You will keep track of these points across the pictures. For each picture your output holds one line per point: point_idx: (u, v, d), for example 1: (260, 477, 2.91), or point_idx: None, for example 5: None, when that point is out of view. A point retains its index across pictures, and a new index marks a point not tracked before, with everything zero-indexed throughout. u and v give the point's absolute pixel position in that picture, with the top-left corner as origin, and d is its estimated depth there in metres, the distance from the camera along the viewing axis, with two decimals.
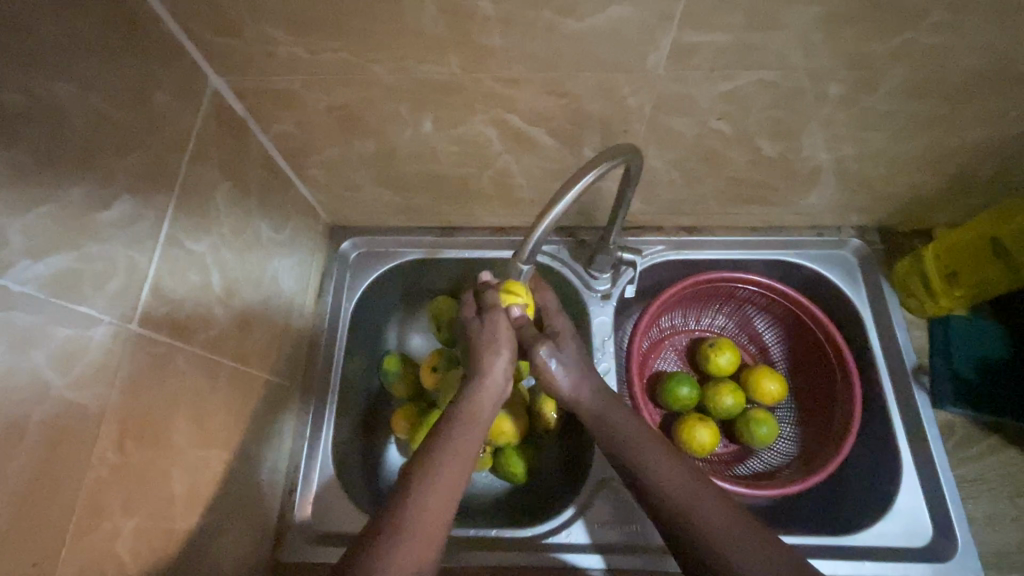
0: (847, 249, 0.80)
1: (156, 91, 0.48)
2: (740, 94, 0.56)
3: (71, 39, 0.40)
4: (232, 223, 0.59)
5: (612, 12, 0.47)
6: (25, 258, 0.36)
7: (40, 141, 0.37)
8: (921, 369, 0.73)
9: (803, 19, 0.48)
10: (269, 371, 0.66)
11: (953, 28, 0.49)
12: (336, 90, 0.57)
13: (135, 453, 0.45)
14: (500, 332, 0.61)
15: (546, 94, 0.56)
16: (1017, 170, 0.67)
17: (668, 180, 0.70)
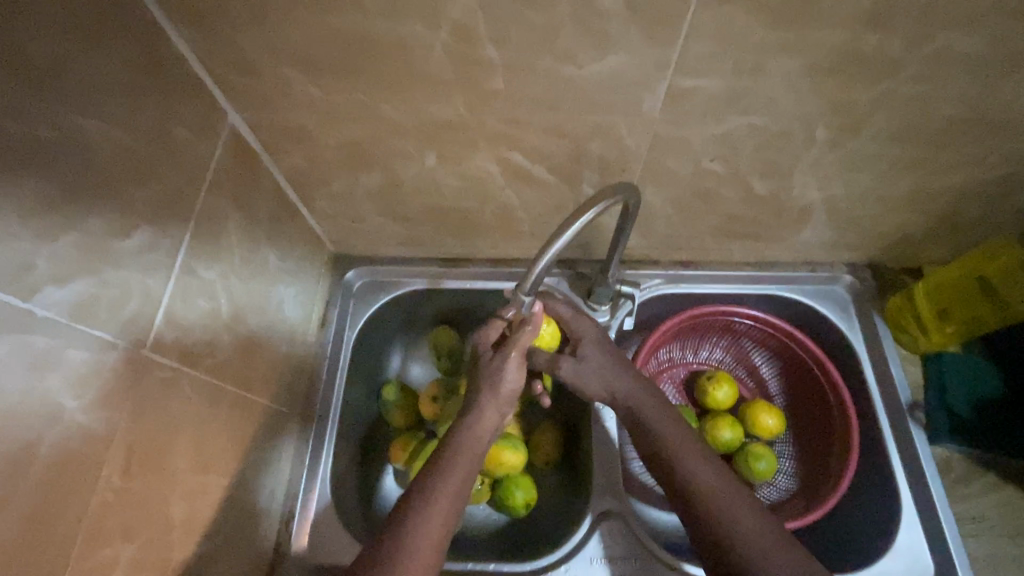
0: (840, 284, 0.82)
1: (178, 127, 0.51)
2: (731, 137, 0.59)
3: (105, 79, 0.42)
4: (242, 251, 0.61)
5: (608, 61, 0.51)
6: (49, 282, 0.38)
7: (72, 173, 0.39)
8: (917, 405, 0.73)
9: (789, 69, 0.51)
10: (271, 398, 0.67)
11: (930, 79, 0.52)
12: (348, 127, 0.60)
13: (139, 477, 0.45)
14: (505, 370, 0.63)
15: (547, 134, 0.59)
16: (999, 210, 0.69)
17: (664, 216, 0.73)
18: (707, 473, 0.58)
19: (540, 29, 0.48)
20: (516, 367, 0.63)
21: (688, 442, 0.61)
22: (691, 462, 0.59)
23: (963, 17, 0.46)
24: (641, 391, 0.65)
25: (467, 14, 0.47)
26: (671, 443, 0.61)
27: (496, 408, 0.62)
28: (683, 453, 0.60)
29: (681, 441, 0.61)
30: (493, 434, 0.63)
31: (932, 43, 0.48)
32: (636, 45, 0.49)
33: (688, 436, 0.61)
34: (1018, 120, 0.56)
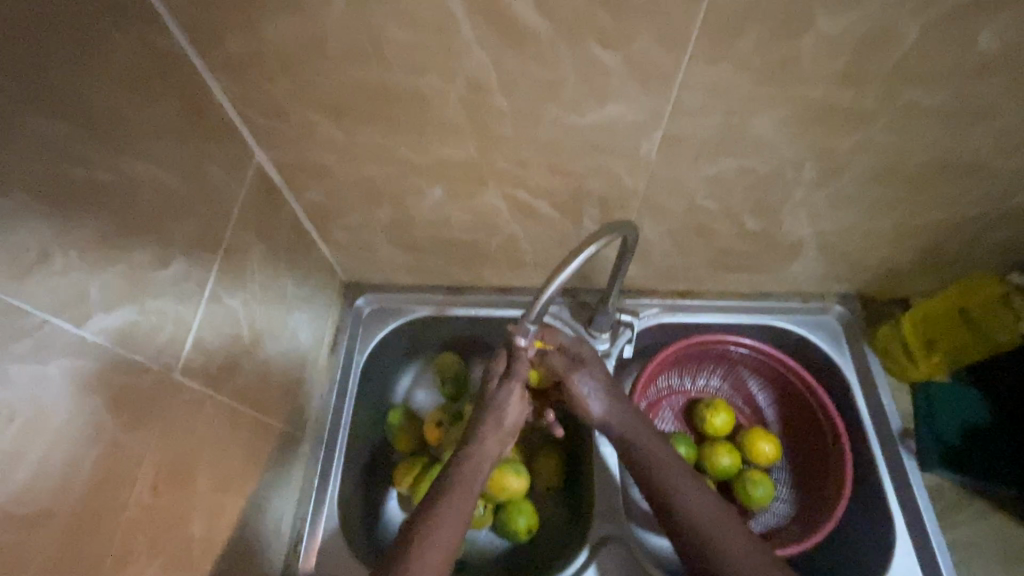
0: (831, 315, 0.85)
1: (212, 167, 0.55)
2: (723, 178, 0.63)
3: (155, 128, 0.47)
4: (263, 280, 0.65)
5: (607, 110, 0.55)
6: (98, 311, 0.42)
7: (121, 212, 0.43)
8: (908, 434, 0.75)
9: (774, 120, 0.55)
10: (283, 420, 0.69)
11: (903, 129, 0.56)
12: (366, 166, 0.64)
13: (165, 493, 0.48)
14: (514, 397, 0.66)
15: (551, 173, 0.63)
16: (978, 246, 0.73)
17: (661, 249, 0.77)
18: (696, 495, 0.61)
19: (546, 83, 0.53)
20: (517, 398, 0.66)
21: (684, 473, 0.63)
22: (680, 484, 0.62)
23: (930, 76, 0.51)
24: (634, 418, 0.67)
25: (480, 70, 0.52)
26: (662, 465, 0.64)
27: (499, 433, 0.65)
28: (672, 474, 0.63)
29: (674, 471, 0.63)
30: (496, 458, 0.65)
31: (902, 98, 0.53)
32: (634, 97, 0.54)
33: (679, 464, 0.64)
34: (987, 165, 0.61)
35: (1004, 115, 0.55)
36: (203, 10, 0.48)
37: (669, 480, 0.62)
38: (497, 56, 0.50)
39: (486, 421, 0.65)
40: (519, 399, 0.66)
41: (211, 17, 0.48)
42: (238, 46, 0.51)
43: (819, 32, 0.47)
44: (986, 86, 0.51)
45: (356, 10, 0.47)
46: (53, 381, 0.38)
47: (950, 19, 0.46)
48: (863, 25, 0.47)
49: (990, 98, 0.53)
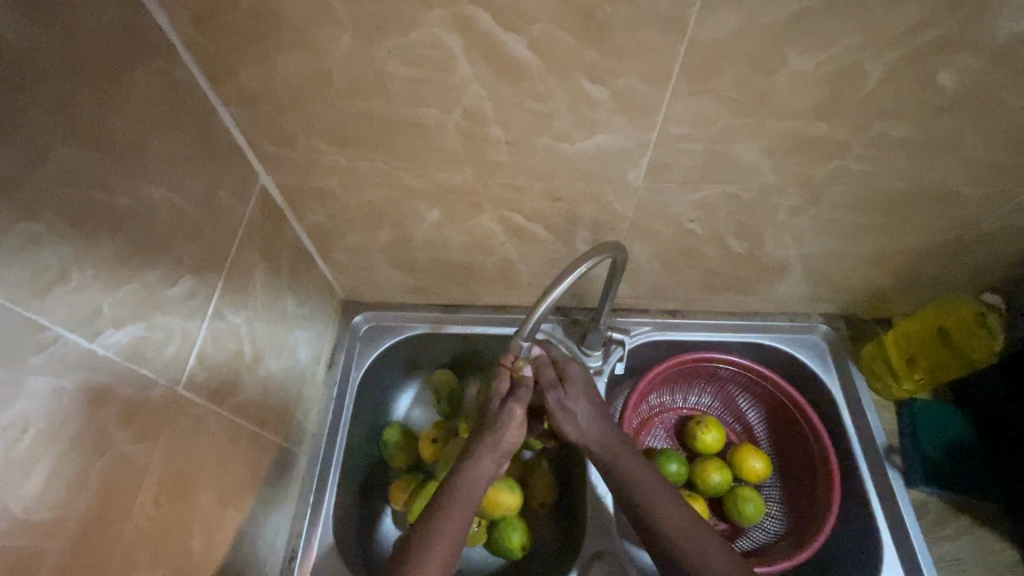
0: (817, 333, 0.87)
1: (221, 191, 0.58)
2: (708, 203, 0.66)
3: (168, 154, 0.50)
4: (266, 299, 0.67)
5: (597, 140, 0.58)
6: (110, 326, 0.44)
7: (135, 233, 0.46)
8: (893, 450, 0.78)
9: (753, 149, 0.59)
10: (281, 436, 0.71)
11: (875, 158, 0.60)
12: (367, 190, 0.67)
13: (167, 506, 0.50)
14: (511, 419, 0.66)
15: (544, 198, 0.66)
16: (954, 268, 0.76)
17: (651, 270, 0.79)
18: (679, 513, 0.63)
19: (539, 114, 0.56)
20: (516, 418, 0.67)
21: (667, 493, 0.64)
22: (662, 503, 0.64)
23: (897, 111, 0.54)
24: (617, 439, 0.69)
25: (476, 101, 0.55)
26: (644, 485, 0.65)
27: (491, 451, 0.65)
28: (655, 494, 0.64)
29: (655, 491, 0.65)
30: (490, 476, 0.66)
31: (872, 130, 0.56)
32: (621, 127, 0.57)
33: (660, 484, 0.65)
34: (956, 193, 0.64)
35: (968, 147, 0.58)
36: (217, 46, 0.51)
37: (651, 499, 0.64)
38: (492, 89, 0.54)
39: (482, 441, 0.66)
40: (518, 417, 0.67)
41: (224, 52, 0.51)
42: (247, 78, 0.54)
43: (791, 71, 0.51)
44: (951, 120, 0.55)
45: (360, 47, 0.50)
46: (66, 393, 0.40)
47: (913, 60, 0.50)
48: (833, 64, 0.50)
49: (954, 131, 0.56)
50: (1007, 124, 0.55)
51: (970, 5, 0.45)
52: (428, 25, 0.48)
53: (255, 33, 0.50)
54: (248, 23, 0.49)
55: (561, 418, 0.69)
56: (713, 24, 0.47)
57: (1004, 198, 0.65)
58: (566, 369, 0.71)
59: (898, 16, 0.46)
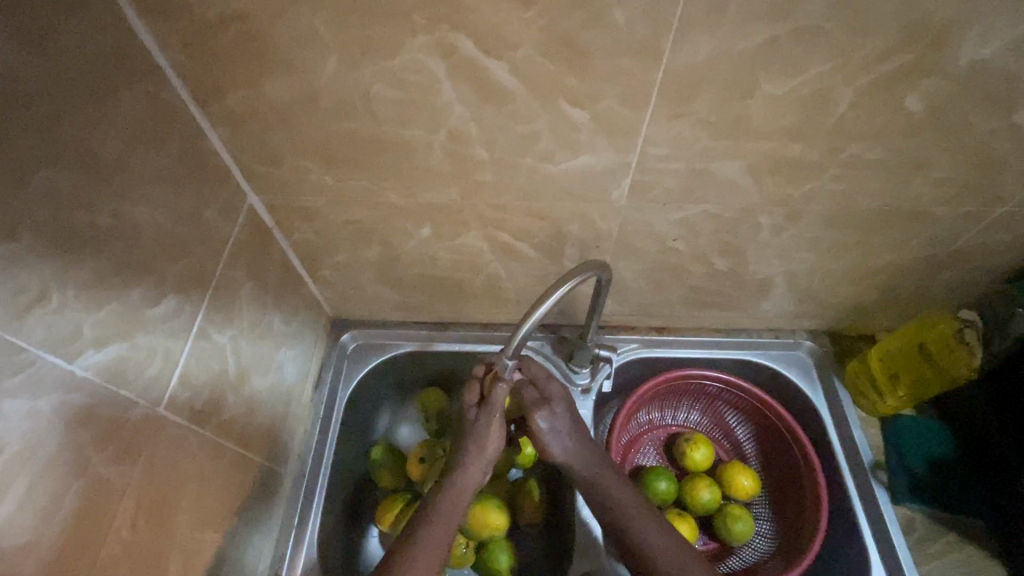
0: (802, 349, 0.88)
1: (207, 210, 0.58)
2: (690, 222, 0.68)
3: (154, 175, 0.51)
4: (251, 317, 0.67)
5: (580, 160, 0.60)
6: (90, 346, 0.44)
7: (118, 253, 0.46)
8: (878, 466, 0.78)
9: (732, 169, 0.60)
10: (265, 456, 0.70)
11: (850, 179, 0.61)
12: (354, 209, 0.67)
13: (146, 528, 0.50)
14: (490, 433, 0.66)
15: (530, 217, 0.67)
16: (933, 284, 0.78)
17: (637, 287, 0.80)
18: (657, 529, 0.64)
19: (522, 136, 0.57)
20: (498, 432, 0.66)
21: (646, 510, 0.66)
22: (642, 520, 0.65)
23: (869, 133, 0.56)
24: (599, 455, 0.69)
25: (461, 123, 0.56)
26: (625, 502, 0.66)
27: (474, 468, 0.66)
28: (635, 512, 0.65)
29: (635, 510, 0.65)
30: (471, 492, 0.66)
31: (846, 151, 0.58)
32: (603, 148, 0.58)
33: (640, 503, 0.66)
34: (930, 212, 0.66)
35: (939, 168, 0.60)
36: (205, 69, 0.52)
37: (632, 516, 0.65)
38: (476, 111, 0.55)
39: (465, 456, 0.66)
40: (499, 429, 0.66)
41: (212, 75, 0.52)
42: (235, 101, 0.55)
43: (765, 95, 0.52)
44: (921, 142, 0.57)
45: (346, 71, 0.51)
46: (43, 415, 0.40)
47: (882, 85, 0.51)
48: (805, 89, 0.52)
49: (924, 153, 0.58)
50: (974, 146, 0.57)
51: (932, 34, 0.47)
52: (412, 50, 0.49)
53: (242, 56, 0.51)
54: (236, 48, 0.50)
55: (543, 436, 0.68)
56: (689, 51, 0.49)
57: (976, 216, 0.66)
58: (551, 386, 0.69)
59: (865, 44, 0.48)
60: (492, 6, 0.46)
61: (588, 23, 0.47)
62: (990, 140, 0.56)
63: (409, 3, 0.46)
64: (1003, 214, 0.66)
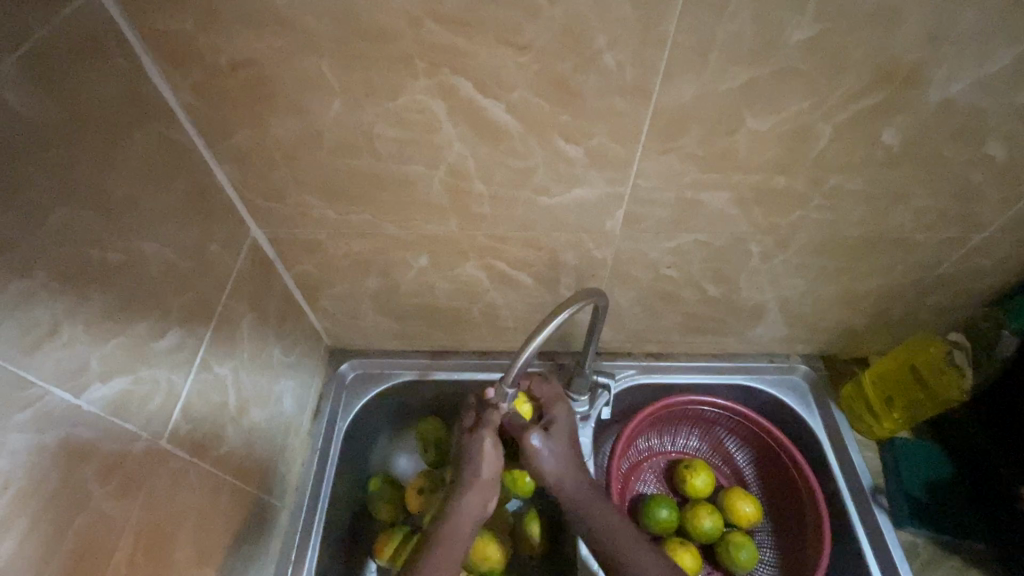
0: (798, 373, 0.89)
1: (212, 245, 0.60)
2: (683, 250, 0.70)
3: (163, 212, 0.52)
4: (252, 348, 0.67)
5: (574, 193, 0.62)
6: (96, 381, 0.44)
7: (126, 289, 0.47)
8: (878, 490, 0.78)
9: (721, 199, 0.62)
10: (263, 489, 0.70)
11: (834, 208, 0.64)
12: (354, 242, 0.69)
13: (143, 564, 0.49)
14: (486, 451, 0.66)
15: (527, 247, 0.69)
16: (921, 308, 0.80)
17: (632, 313, 0.82)
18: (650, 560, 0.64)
19: (519, 170, 0.59)
20: (495, 457, 0.67)
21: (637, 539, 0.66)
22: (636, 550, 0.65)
23: (850, 165, 0.59)
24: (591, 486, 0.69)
25: (459, 159, 0.58)
26: (622, 533, 0.66)
27: (473, 494, 0.66)
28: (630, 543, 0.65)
29: (625, 539, 0.66)
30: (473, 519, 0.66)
31: (828, 182, 0.61)
32: (596, 181, 0.60)
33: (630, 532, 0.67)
34: (913, 238, 0.68)
35: (918, 197, 0.62)
36: (214, 110, 0.54)
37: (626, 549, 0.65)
38: (475, 148, 0.57)
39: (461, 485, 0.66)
40: (494, 455, 0.67)
41: (221, 116, 0.55)
42: (241, 140, 0.57)
43: (749, 130, 0.55)
44: (900, 173, 0.59)
45: (350, 111, 0.54)
46: (49, 449, 0.40)
47: (859, 121, 0.54)
48: (787, 124, 0.54)
49: (903, 183, 0.61)
50: (950, 177, 0.60)
51: (903, 75, 0.50)
52: (412, 92, 0.52)
53: (250, 99, 0.53)
54: (244, 91, 0.52)
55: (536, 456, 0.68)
56: (675, 92, 0.51)
57: (957, 243, 0.69)
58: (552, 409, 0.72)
59: (841, 84, 0.51)
60: (489, 51, 0.49)
61: (580, 66, 0.49)
62: (965, 171, 0.59)
63: (410, 49, 0.49)
64: (983, 240, 0.68)
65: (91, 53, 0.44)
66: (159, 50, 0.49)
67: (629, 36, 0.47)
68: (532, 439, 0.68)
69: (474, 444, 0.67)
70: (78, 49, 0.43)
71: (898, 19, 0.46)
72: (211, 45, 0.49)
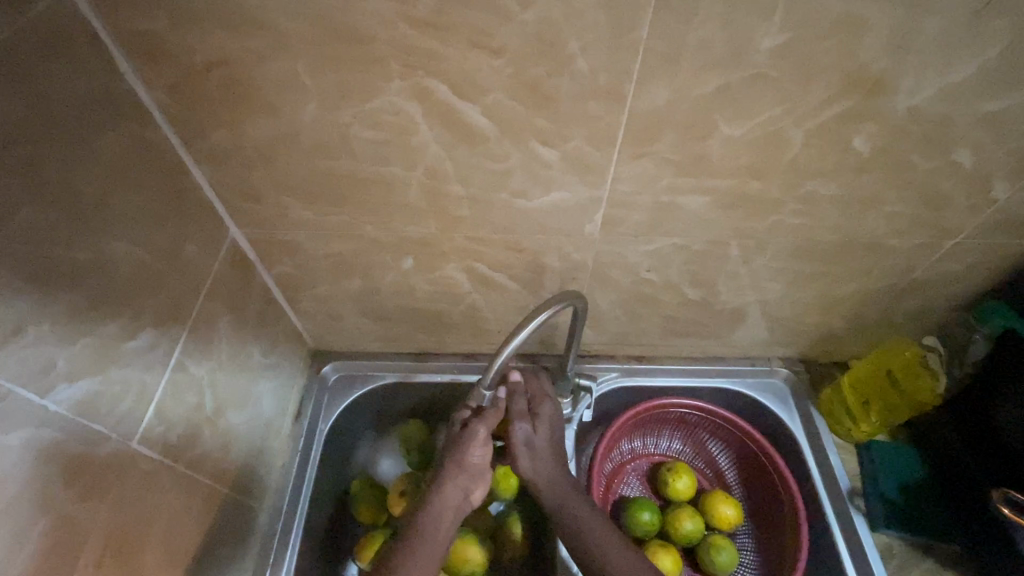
0: (778, 377, 0.90)
1: (188, 245, 0.60)
2: (661, 253, 0.70)
3: (137, 212, 0.52)
4: (230, 349, 0.67)
5: (552, 197, 0.62)
6: (63, 381, 0.44)
7: (96, 289, 0.47)
8: (855, 493, 0.79)
9: (698, 203, 0.63)
10: (240, 491, 0.69)
11: (809, 213, 0.65)
12: (334, 243, 0.69)
13: (112, 566, 0.49)
14: (477, 440, 0.66)
15: (507, 250, 0.69)
16: (897, 313, 0.81)
17: (613, 316, 0.82)
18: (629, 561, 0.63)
19: (496, 173, 0.59)
20: (483, 449, 0.68)
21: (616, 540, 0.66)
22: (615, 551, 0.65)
23: (822, 171, 0.59)
24: (571, 487, 0.69)
25: (437, 161, 0.58)
26: (600, 533, 0.66)
27: (456, 482, 0.67)
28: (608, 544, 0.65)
29: (605, 539, 0.65)
30: (456, 507, 0.67)
31: (802, 188, 0.61)
32: (573, 185, 0.61)
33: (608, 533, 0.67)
34: (886, 244, 0.69)
35: (890, 203, 0.63)
36: (190, 111, 0.54)
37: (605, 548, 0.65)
38: (452, 151, 0.57)
39: (449, 471, 0.67)
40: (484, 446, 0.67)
41: (197, 117, 0.54)
42: (218, 140, 0.57)
43: (722, 136, 0.56)
44: (871, 179, 0.60)
45: (326, 113, 0.54)
46: (12, 450, 0.40)
47: (829, 127, 0.55)
48: (760, 130, 0.55)
49: (875, 189, 0.62)
50: (920, 183, 0.61)
51: (871, 82, 0.51)
52: (387, 94, 0.52)
53: (225, 99, 0.53)
54: (220, 92, 0.52)
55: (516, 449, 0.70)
56: (649, 97, 0.52)
57: (929, 248, 0.70)
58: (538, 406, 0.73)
59: (811, 90, 0.52)
60: (463, 55, 0.49)
61: (554, 70, 0.50)
62: (934, 178, 0.60)
63: (384, 51, 0.49)
64: (955, 245, 0.69)
65: (63, 53, 0.44)
66: (132, 49, 0.49)
67: (601, 41, 0.48)
68: (516, 431, 0.70)
69: (468, 431, 0.67)
70: (47, 48, 0.43)
71: (864, 28, 0.47)
72: (185, 45, 0.49)
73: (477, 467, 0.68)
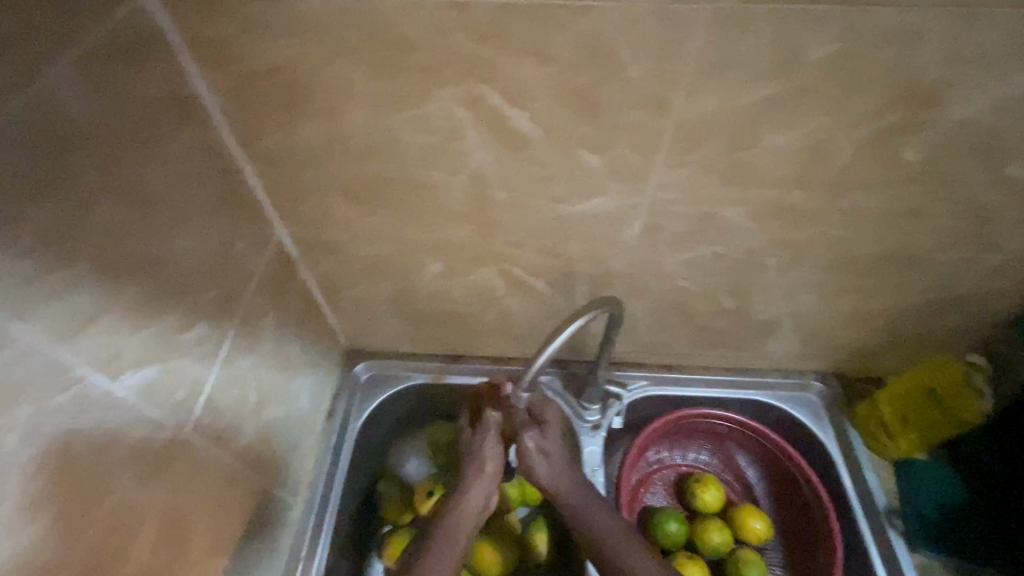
0: (812, 391, 0.88)
1: (240, 243, 0.62)
2: (697, 262, 0.70)
3: (197, 210, 0.54)
4: (273, 344, 0.69)
5: (592, 203, 0.63)
6: (129, 369, 0.46)
7: (160, 282, 0.49)
8: (893, 511, 0.78)
9: (737, 214, 0.63)
10: (277, 484, 0.71)
11: (852, 225, 0.64)
12: (374, 245, 0.71)
13: (162, 548, 0.51)
14: (487, 449, 0.68)
15: (543, 255, 0.70)
16: (939, 328, 0.79)
17: (646, 324, 0.82)
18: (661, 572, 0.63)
19: (538, 178, 0.60)
20: (496, 454, 0.68)
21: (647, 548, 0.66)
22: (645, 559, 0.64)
23: (868, 183, 0.59)
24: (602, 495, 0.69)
25: (480, 167, 0.60)
26: (626, 541, 0.65)
27: (478, 487, 0.67)
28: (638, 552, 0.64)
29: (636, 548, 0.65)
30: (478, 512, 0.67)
31: (846, 200, 0.61)
32: (614, 192, 0.61)
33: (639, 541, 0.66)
34: (931, 258, 0.68)
35: (936, 217, 0.62)
36: (247, 114, 0.56)
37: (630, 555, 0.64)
38: (496, 156, 0.58)
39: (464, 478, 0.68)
40: (495, 446, 0.68)
41: (254, 121, 0.57)
42: (271, 142, 0.59)
43: (767, 145, 0.55)
44: (917, 191, 0.59)
45: (376, 118, 0.55)
46: (82, 433, 0.42)
47: (878, 139, 0.54)
48: (806, 140, 0.55)
49: (921, 202, 0.61)
50: (967, 197, 0.60)
51: (923, 95, 0.50)
52: (436, 101, 0.54)
53: (282, 104, 0.55)
54: (277, 96, 0.54)
55: (529, 458, 0.68)
56: (696, 106, 0.52)
57: (975, 263, 0.68)
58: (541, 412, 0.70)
59: (860, 101, 0.51)
60: (513, 63, 0.50)
61: (603, 78, 0.51)
62: (983, 191, 0.59)
63: (438, 60, 0.50)
64: (1003, 262, 0.68)
65: (137, 57, 0.46)
66: (199, 55, 0.51)
67: (650, 50, 0.48)
68: (527, 441, 0.67)
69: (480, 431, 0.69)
70: (125, 53, 0.45)
71: (919, 38, 0.46)
72: (248, 49, 0.51)
73: (494, 472, 0.68)
